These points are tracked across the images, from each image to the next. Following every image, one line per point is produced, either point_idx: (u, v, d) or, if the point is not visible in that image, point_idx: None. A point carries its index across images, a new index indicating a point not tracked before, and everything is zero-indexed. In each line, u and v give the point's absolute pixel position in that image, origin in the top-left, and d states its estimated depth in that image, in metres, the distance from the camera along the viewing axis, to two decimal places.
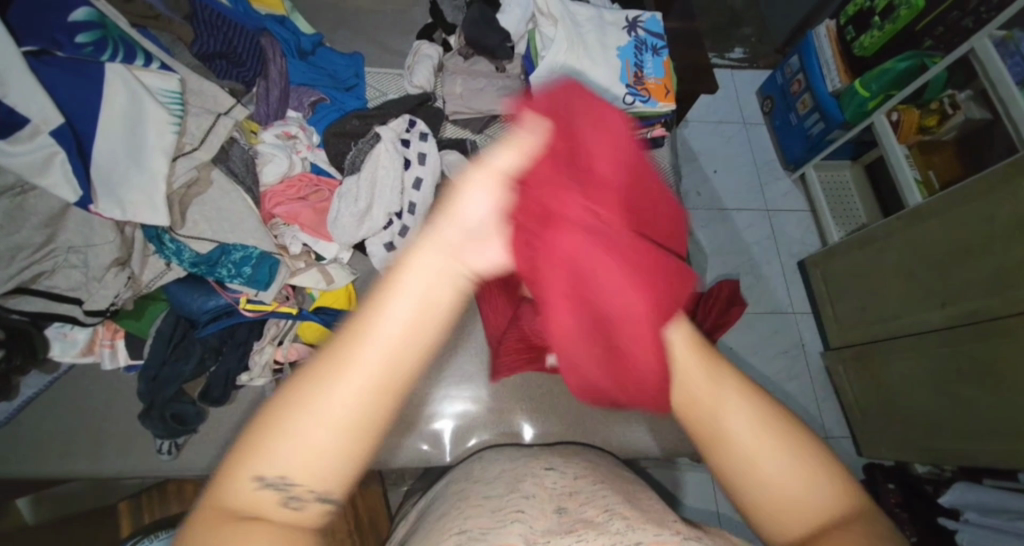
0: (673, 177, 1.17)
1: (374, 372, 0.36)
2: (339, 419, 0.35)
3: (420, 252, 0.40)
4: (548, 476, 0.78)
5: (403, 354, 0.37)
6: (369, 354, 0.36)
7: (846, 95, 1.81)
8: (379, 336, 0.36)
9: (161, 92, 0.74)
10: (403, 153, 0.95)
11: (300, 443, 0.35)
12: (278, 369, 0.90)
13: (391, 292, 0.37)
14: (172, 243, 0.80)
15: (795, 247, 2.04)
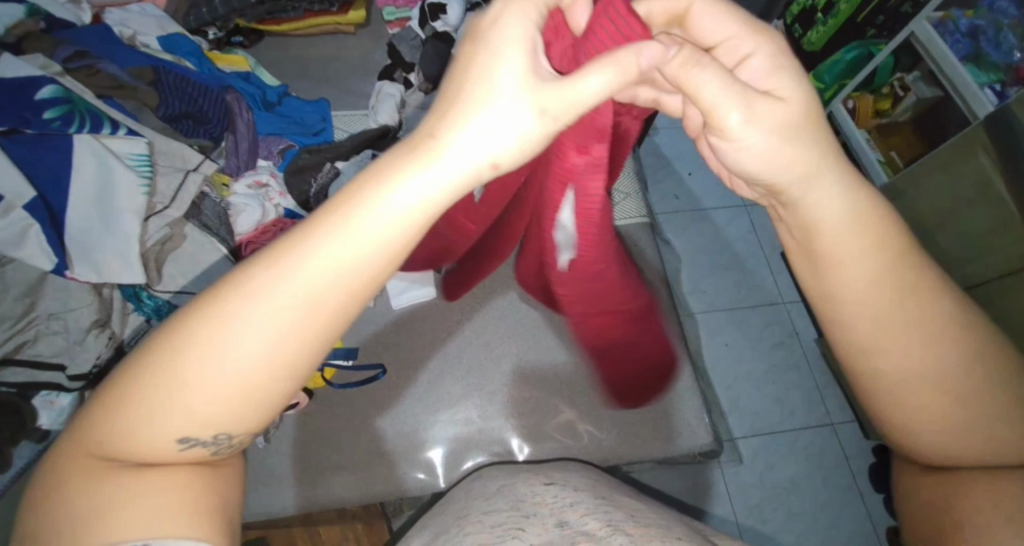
0: (640, 185, 1.22)
1: (292, 306, 0.39)
2: (234, 375, 0.39)
3: (331, 215, 0.39)
4: (549, 490, 0.80)
5: (324, 300, 0.39)
6: (238, 324, 0.39)
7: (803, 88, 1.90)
8: (278, 276, 0.39)
9: (129, 157, 0.76)
10: None
11: (205, 402, 0.40)
12: None
13: (345, 231, 0.39)
14: (151, 300, 0.80)
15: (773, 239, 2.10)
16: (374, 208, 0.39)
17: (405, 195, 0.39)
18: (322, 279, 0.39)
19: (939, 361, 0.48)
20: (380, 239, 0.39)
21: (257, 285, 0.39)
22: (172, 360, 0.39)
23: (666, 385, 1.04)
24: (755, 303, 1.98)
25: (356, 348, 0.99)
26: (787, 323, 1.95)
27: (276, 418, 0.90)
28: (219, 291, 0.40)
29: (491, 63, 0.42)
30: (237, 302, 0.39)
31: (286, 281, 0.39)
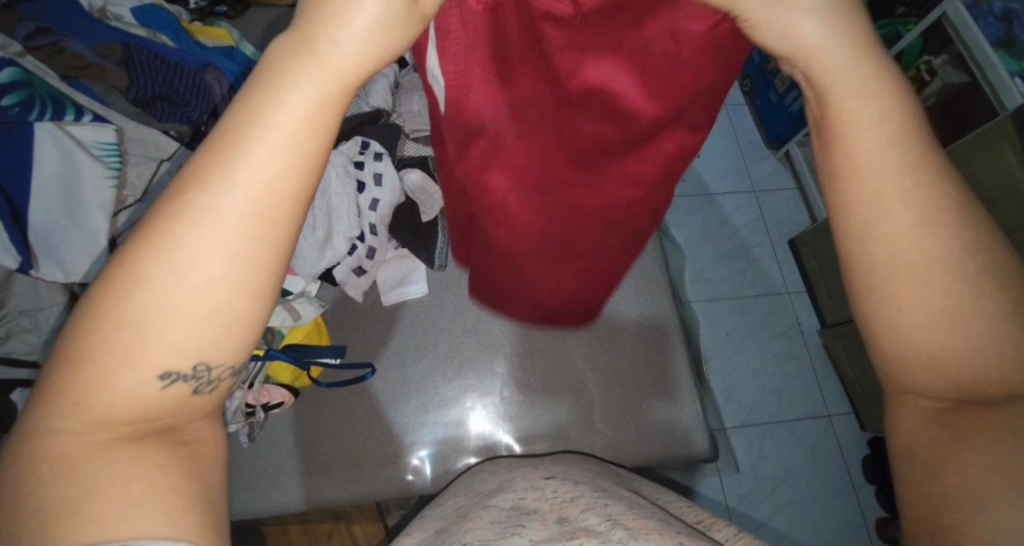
0: None
1: (238, 215, 0.36)
2: (186, 296, 0.36)
3: (237, 129, 0.37)
4: (548, 485, 0.78)
5: (269, 205, 0.37)
6: (181, 249, 0.36)
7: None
8: (219, 194, 0.36)
9: (96, 145, 0.71)
10: (357, 176, 0.94)
11: (155, 343, 0.36)
12: (250, 412, 0.87)
13: (250, 141, 0.36)
14: None
15: (782, 226, 2.04)
16: (295, 109, 0.37)
17: (294, 97, 0.37)
18: (254, 175, 0.36)
19: (937, 292, 0.39)
20: (285, 146, 0.37)
21: (191, 210, 0.36)
22: (108, 317, 0.35)
23: (662, 391, 1.01)
24: (760, 291, 1.94)
25: (345, 346, 0.95)
26: (790, 314, 1.91)
27: (261, 418, 0.88)
28: (153, 228, 0.36)
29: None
30: (174, 232, 0.36)
31: (208, 215, 0.36)
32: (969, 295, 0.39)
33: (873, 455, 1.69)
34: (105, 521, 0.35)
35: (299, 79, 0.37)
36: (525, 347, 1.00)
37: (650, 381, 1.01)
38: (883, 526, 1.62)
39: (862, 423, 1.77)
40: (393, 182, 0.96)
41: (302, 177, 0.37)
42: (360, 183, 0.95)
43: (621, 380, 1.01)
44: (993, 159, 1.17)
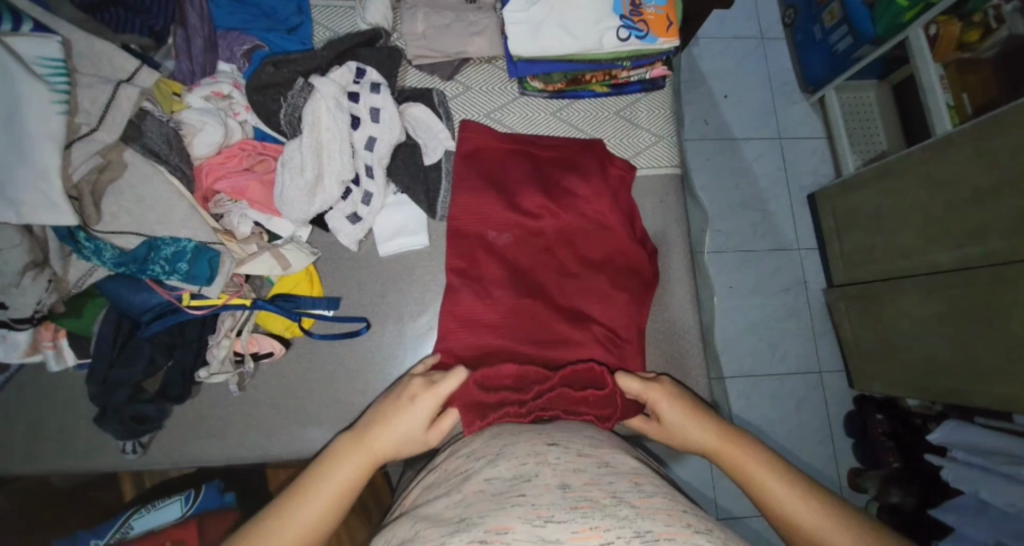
0: (673, 126, 1.05)
1: (341, 484, 0.64)
2: (295, 533, 0.60)
3: (346, 461, 0.66)
4: (551, 452, 0.65)
5: (353, 483, 0.65)
6: (305, 502, 0.62)
7: (881, 3, 1.56)
8: (348, 461, 0.65)
9: (39, 62, 0.60)
10: (351, 110, 0.85)
11: (270, 537, 0.58)
12: (239, 361, 0.83)
13: (362, 445, 0.67)
14: (90, 242, 0.68)
15: (804, 180, 1.92)
16: (389, 435, 0.68)
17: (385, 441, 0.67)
18: (340, 474, 0.64)
19: (793, 503, 0.62)
20: (384, 450, 0.68)
21: (334, 462, 0.65)
22: (309, 482, 0.64)
23: (667, 356, 0.96)
24: (770, 247, 1.86)
25: (339, 298, 0.88)
26: (800, 274, 1.85)
27: (251, 368, 0.83)
28: (291, 496, 0.62)
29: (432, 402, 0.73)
30: (302, 507, 0.61)
31: (337, 475, 0.64)
32: (795, 489, 0.63)
33: (860, 413, 1.71)
34: None
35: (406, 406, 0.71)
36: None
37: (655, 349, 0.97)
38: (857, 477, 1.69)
39: (850, 381, 1.77)
40: (392, 119, 0.87)
41: (368, 470, 0.66)
42: (354, 117, 0.86)
43: None
44: None
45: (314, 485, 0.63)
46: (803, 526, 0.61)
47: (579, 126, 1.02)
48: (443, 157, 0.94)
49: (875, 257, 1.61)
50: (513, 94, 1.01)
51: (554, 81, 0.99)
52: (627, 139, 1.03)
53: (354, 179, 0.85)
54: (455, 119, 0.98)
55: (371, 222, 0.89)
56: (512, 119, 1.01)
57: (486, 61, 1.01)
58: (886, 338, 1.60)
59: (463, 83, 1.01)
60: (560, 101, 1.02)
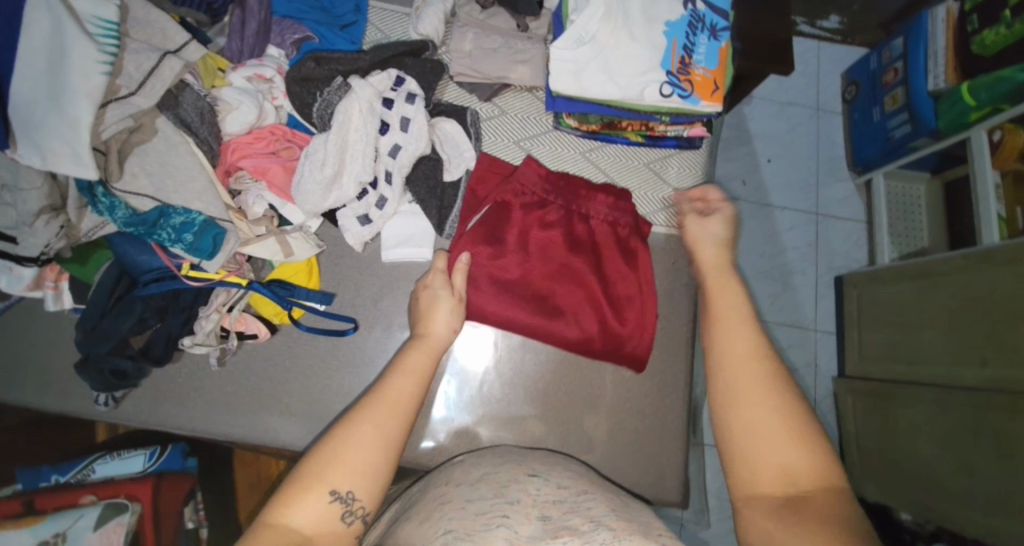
0: (704, 188, 1.03)
1: (381, 424, 0.62)
2: (358, 457, 0.59)
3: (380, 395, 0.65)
4: (531, 482, 0.69)
5: (400, 408, 0.65)
6: (356, 431, 0.61)
7: (946, 98, 1.51)
8: (388, 401, 0.64)
9: (93, 21, 0.62)
10: (383, 115, 0.86)
11: (340, 463, 0.59)
12: (224, 336, 0.83)
13: (397, 365, 0.70)
14: (106, 198, 0.70)
15: (834, 261, 1.86)
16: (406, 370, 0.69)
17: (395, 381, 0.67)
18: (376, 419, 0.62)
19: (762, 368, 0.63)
20: (420, 360, 0.71)
21: (371, 405, 0.64)
22: (341, 434, 0.60)
23: (649, 419, 0.93)
24: (785, 322, 1.80)
25: (333, 293, 0.88)
26: (811, 356, 1.78)
27: (234, 345, 0.83)
28: (331, 443, 0.60)
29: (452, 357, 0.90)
30: (349, 445, 0.60)
31: (382, 425, 0.62)
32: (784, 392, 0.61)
33: None
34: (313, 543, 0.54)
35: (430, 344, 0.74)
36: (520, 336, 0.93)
37: (640, 411, 0.93)
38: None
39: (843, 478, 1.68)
40: (421, 130, 0.87)
41: (398, 409, 0.64)
42: (385, 123, 0.86)
43: (610, 398, 0.93)
44: None
45: (344, 437, 0.60)
46: (763, 434, 0.58)
47: (607, 171, 1.01)
48: (465, 176, 0.93)
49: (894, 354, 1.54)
50: (547, 127, 1.01)
51: (590, 122, 0.98)
52: (653, 192, 1.01)
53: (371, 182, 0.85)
54: (486, 141, 0.99)
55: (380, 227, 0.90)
56: (542, 150, 1.01)
57: (527, 90, 1.00)
58: (889, 441, 1.52)
59: (500, 106, 1.01)
60: (593, 142, 1.01)
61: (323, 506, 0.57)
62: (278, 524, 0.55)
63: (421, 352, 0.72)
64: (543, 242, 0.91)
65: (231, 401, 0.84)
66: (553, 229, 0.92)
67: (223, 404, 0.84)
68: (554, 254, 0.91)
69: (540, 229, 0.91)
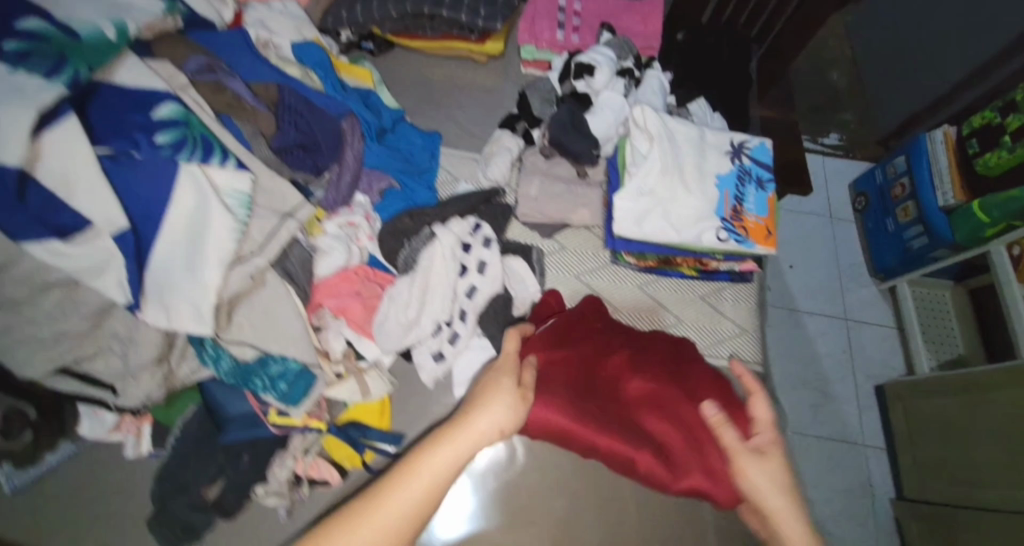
0: (757, 319, 1.07)
1: (389, 522, 0.58)
2: None
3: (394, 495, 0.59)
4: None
5: (395, 529, 0.58)
6: (346, 539, 0.56)
7: (957, 212, 1.59)
8: (389, 518, 0.58)
9: (230, 193, 0.70)
10: (461, 259, 0.93)
11: None
12: (295, 483, 0.81)
13: (415, 472, 0.60)
14: (213, 349, 0.74)
15: (872, 370, 1.83)
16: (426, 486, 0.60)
17: (400, 510, 0.59)
18: (388, 518, 0.58)
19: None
20: (421, 490, 0.60)
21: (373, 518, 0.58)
22: (357, 519, 0.57)
23: None
24: (831, 436, 1.73)
25: (402, 435, 0.88)
26: (864, 475, 1.69)
27: (304, 493, 0.82)
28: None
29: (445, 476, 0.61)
30: None
31: (433, 471, 0.61)
32: None
33: None
34: None
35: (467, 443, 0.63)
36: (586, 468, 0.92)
37: None
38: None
39: None
40: (495, 273, 0.94)
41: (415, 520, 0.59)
42: (463, 267, 0.94)
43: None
44: None
45: (378, 504, 0.58)
46: None
47: (663, 304, 1.06)
48: (530, 312, 0.99)
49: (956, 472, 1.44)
50: (604, 261, 1.08)
51: (647, 258, 1.04)
52: (708, 324, 1.05)
53: (448, 321, 0.90)
54: (549, 276, 1.05)
55: (451, 362, 0.92)
56: (601, 283, 1.07)
57: (585, 228, 1.08)
58: None
59: (560, 241, 1.08)
60: (650, 275, 1.07)
61: None
62: None
63: (450, 453, 0.62)
64: (586, 359, 0.84)
65: None
66: (606, 348, 0.86)
67: None
68: (601, 375, 0.84)
69: (585, 343, 0.86)
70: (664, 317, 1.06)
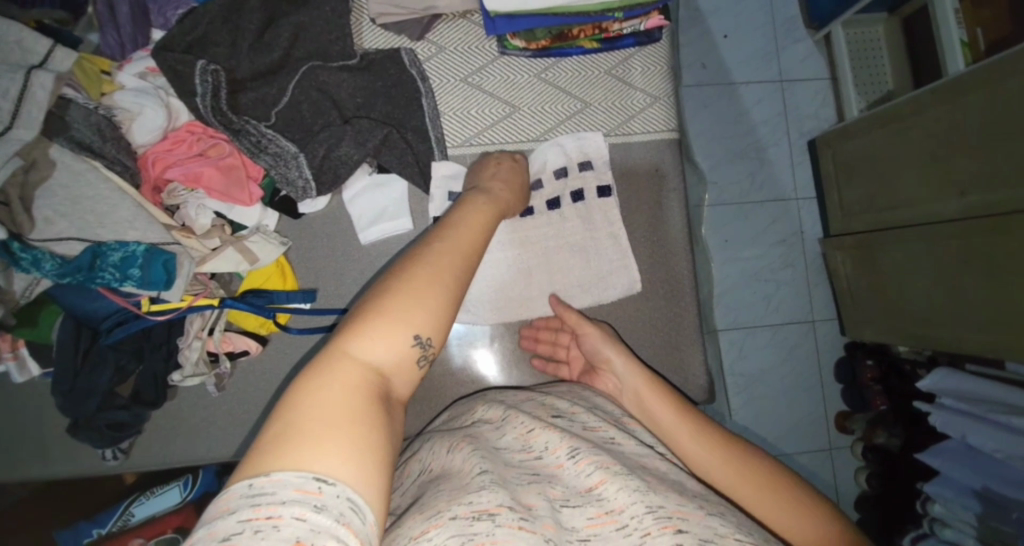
0: (672, 80, 0.95)
1: (378, 342, 0.50)
2: (414, 311, 0.52)
3: (394, 314, 0.52)
4: (557, 421, 0.69)
5: (418, 302, 0.53)
6: (382, 327, 0.51)
7: None
8: (382, 332, 0.51)
9: None
10: (278, 141, 0.77)
11: (374, 317, 0.51)
12: (214, 360, 0.79)
13: (394, 301, 0.52)
14: (27, 252, 0.62)
15: (805, 126, 1.73)
16: (414, 302, 0.53)
17: (415, 297, 0.53)
18: (413, 302, 0.53)
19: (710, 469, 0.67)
20: (408, 312, 0.52)
21: (387, 309, 0.52)
22: (375, 316, 0.51)
23: (662, 333, 0.93)
24: (766, 200, 1.72)
25: (314, 289, 0.84)
26: (796, 226, 1.71)
27: (227, 367, 0.79)
28: (370, 309, 0.52)
29: (405, 357, 0.52)
30: (397, 299, 0.52)
31: (418, 291, 0.54)
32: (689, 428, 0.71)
33: (850, 359, 1.65)
34: (324, 421, 0.43)
35: (422, 285, 0.54)
36: (517, 269, 0.89)
37: (650, 335, 0.93)
38: (842, 420, 1.67)
39: (844, 328, 1.68)
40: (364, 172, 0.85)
41: (422, 332, 0.53)
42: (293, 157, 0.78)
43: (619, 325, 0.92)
44: (1000, 83, 1.09)
45: (403, 293, 0.53)
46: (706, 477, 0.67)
47: (567, 87, 0.91)
48: (433, 127, 0.84)
49: (954, 234, 1.24)
50: (493, 54, 0.90)
51: (537, 37, 0.88)
52: (620, 99, 0.93)
53: (294, 179, 0.78)
54: (434, 84, 0.87)
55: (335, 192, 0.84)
56: (494, 82, 0.90)
57: (461, 15, 0.89)
58: (884, 288, 1.48)
59: (436, 41, 0.89)
60: (546, 59, 0.91)
61: (407, 325, 0.52)
62: (349, 354, 0.48)
63: (431, 265, 0.56)
64: None
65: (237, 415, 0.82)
66: None
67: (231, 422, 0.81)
68: None
69: None
70: (571, 102, 0.92)
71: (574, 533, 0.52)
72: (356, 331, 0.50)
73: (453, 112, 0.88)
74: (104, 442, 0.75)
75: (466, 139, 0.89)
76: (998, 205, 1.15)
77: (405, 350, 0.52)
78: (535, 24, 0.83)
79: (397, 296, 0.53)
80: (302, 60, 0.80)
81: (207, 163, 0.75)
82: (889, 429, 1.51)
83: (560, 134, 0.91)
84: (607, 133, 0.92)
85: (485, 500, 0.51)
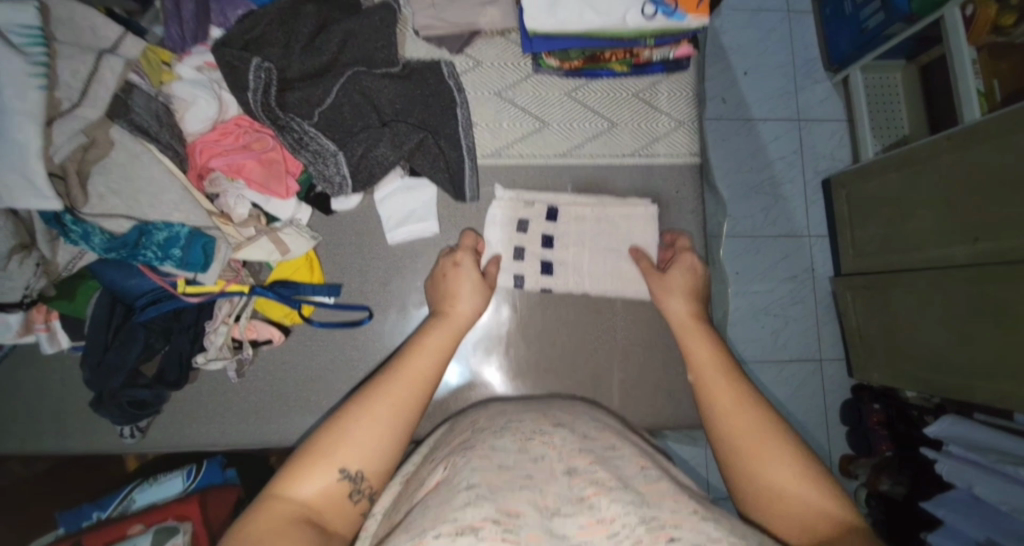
0: (697, 109, 0.98)
1: (322, 473, 0.59)
2: (357, 442, 0.61)
3: (339, 446, 0.60)
4: (559, 433, 0.69)
5: (359, 433, 0.61)
6: (327, 460, 0.60)
7: None
8: (325, 467, 0.59)
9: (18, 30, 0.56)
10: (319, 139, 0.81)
11: (318, 452, 0.60)
12: (238, 346, 0.81)
13: (336, 435, 0.61)
14: (77, 225, 0.64)
15: (820, 164, 1.76)
16: (360, 436, 0.61)
17: (360, 430, 0.62)
18: (358, 433, 0.62)
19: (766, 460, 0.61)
20: (353, 441, 0.61)
21: (333, 442, 0.61)
22: (322, 453, 0.60)
23: (674, 353, 0.94)
24: (779, 233, 1.74)
25: (339, 285, 0.86)
26: (808, 261, 1.73)
27: (249, 354, 0.81)
28: (314, 445, 0.61)
29: (349, 488, 0.59)
30: (344, 431, 0.61)
31: (362, 423, 0.62)
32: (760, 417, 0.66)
33: (856, 401, 1.63)
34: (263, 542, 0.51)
35: (367, 421, 0.62)
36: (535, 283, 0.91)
37: (662, 355, 0.94)
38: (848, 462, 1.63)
39: (850, 369, 1.67)
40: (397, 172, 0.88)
41: (365, 458, 0.61)
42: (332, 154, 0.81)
43: (632, 342, 0.94)
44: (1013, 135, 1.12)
45: (349, 429, 0.62)
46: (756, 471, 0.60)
47: (595, 107, 0.95)
48: (465, 136, 0.87)
49: (967, 279, 1.25)
50: (527, 72, 0.93)
51: (571, 58, 0.91)
52: (646, 122, 0.96)
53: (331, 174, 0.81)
54: (469, 97, 0.91)
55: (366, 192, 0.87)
56: (526, 97, 0.93)
57: (499, 33, 0.93)
58: (893, 329, 1.48)
59: (474, 56, 0.93)
60: (578, 79, 0.95)
61: (346, 451, 0.60)
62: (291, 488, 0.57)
63: (380, 396, 0.65)
64: None
65: (253, 402, 0.83)
66: None
67: (246, 410, 0.83)
68: None
69: None
70: (599, 121, 0.95)
71: (566, 541, 0.51)
72: (302, 466, 0.59)
73: (485, 124, 0.91)
74: (123, 418, 0.76)
75: (495, 151, 0.92)
76: (1010, 252, 1.15)
77: (346, 482, 0.59)
78: (571, 44, 0.87)
79: (342, 429, 0.62)
80: (347, 65, 0.83)
81: (248, 154, 0.78)
82: (894, 476, 1.47)
83: (585, 151, 0.94)
84: (631, 154, 0.95)
85: (468, 519, 0.50)
